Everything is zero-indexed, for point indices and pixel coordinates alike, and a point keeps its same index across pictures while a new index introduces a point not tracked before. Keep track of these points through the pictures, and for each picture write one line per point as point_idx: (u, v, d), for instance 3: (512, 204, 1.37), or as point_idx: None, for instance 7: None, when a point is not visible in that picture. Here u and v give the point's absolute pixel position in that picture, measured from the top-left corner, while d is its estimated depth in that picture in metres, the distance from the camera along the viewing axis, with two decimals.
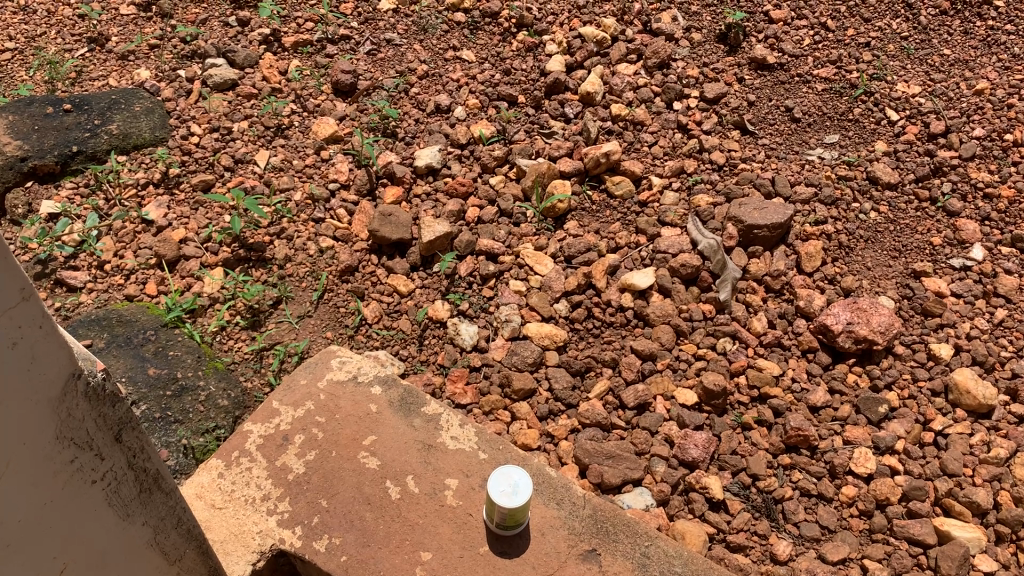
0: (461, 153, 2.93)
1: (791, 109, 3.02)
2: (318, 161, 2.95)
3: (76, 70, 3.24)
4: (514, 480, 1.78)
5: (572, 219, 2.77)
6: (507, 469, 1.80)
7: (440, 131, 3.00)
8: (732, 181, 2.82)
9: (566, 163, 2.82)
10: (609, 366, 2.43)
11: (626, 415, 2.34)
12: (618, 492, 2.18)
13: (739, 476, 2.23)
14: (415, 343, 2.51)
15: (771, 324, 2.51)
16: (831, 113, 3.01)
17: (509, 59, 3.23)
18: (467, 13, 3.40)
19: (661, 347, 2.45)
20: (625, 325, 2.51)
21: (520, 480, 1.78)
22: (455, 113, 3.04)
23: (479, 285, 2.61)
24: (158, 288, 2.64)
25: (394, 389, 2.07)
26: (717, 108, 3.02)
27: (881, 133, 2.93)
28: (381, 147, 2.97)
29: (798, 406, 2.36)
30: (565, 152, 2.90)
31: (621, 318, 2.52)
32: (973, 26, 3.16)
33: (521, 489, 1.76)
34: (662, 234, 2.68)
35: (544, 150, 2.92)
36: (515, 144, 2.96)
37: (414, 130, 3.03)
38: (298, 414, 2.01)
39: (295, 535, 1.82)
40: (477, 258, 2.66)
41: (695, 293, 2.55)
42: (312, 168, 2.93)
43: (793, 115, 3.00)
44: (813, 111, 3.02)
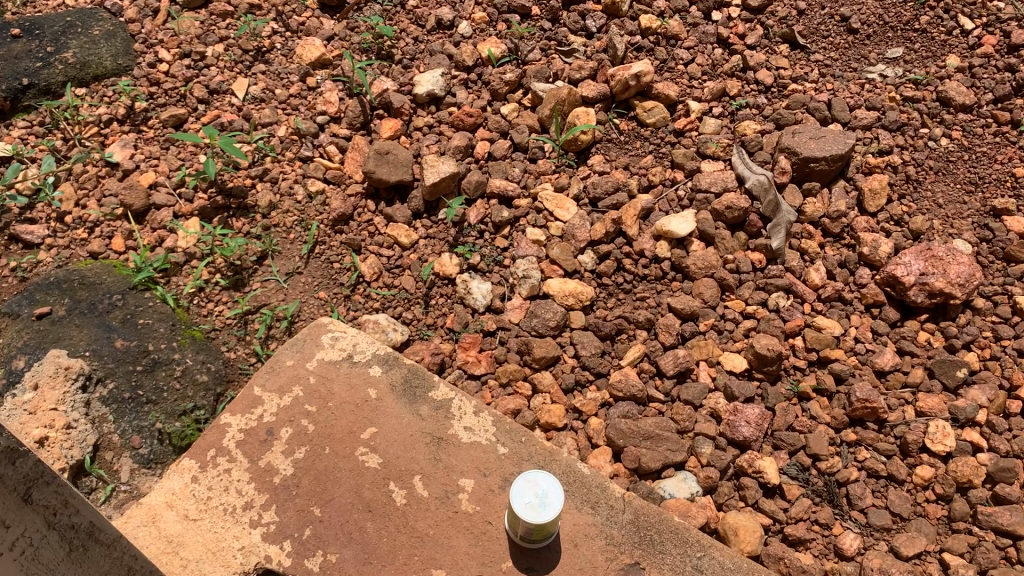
0: (468, 77, 2.56)
1: (848, 19, 2.60)
2: (304, 89, 2.58)
3: None
4: (542, 487, 1.49)
5: (596, 152, 2.41)
6: (532, 474, 1.51)
7: (442, 51, 2.62)
8: (781, 106, 2.45)
9: (589, 87, 2.43)
10: (643, 328, 2.11)
11: (665, 385, 2.03)
12: (659, 478, 1.90)
13: (798, 457, 1.94)
14: (420, 304, 2.20)
15: (830, 274, 2.19)
16: (893, 22, 2.59)
17: None
18: None
19: (704, 304, 2.12)
20: (661, 278, 2.19)
21: (547, 487, 1.49)
22: (460, 30, 2.65)
23: (491, 234, 2.28)
24: (126, 243, 2.32)
25: (396, 370, 1.76)
26: (762, 20, 2.62)
27: (953, 45, 2.53)
28: (376, 72, 2.59)
29: (862, 370, 2.05)
30: (588, 73, 2.52)
31: (656, 270, 2.18)
32: None
33: (550, 498, 1.47)
34: (701, 170, 2.33)
35: (563, 71, 2.53)
36: (530, 65, 2.57)
37: (413, 51, 2.64)
38: (284, 403, 1.70)
39: (283, 552, 1.54)
40: (488, 202, 2.31)
41: (742, 240, 2.20)
42: (298, 98, 2.56)
43: (849, 25, 2.59)
44: (873, 20, 2.60)
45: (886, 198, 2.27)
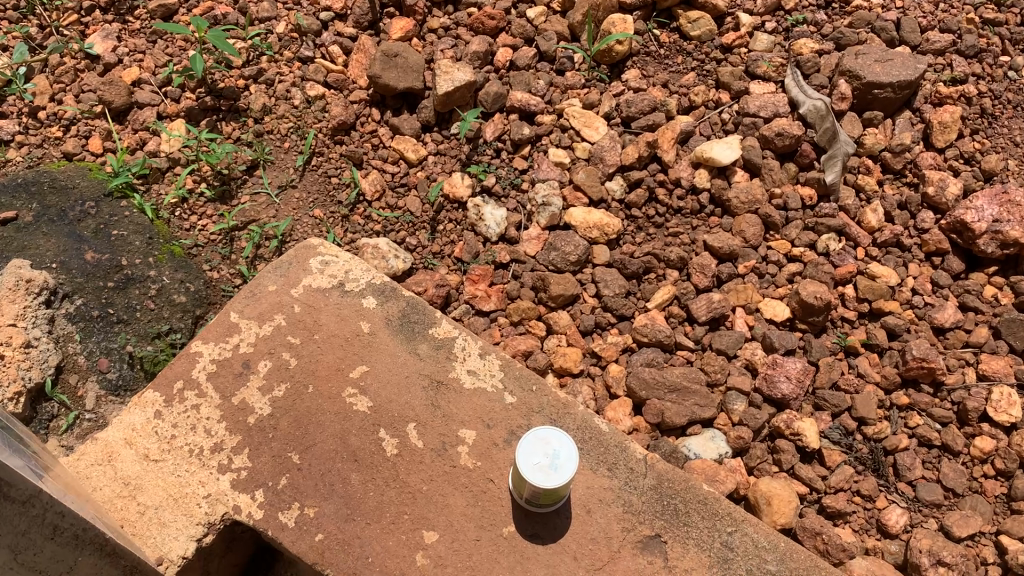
0: None
1: None
2: None
3: None
4: (553, 446, 1.28)
5: (631, 66, 2.13)
6: (544, 430, 1.30)
7: None
8: (843, 24, 2.16)
9: None
10: (675, 268, 1.88)
11: (695, 332, 1.81)
12: (684, 435, 1.70)
13: (841, 420, 1.72)
14: (426, 229, 1.96)
15: (888, 217, 1.95)
16: None
17: None
18: None
19: (745, 244, 1.90)
20: (698, 212, 1.94)
21: (560, 447, 1.28)
22: None
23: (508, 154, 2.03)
24: (104, 145, 2.08)
25: (393, 301, 1.52)
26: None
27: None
28: None
29: (919, 326, 1.82)
30: None
31: (693, 203, 1.94)
32: None
33: (562, 460, 1.27)
34: (750, 92, 2.06)
35: None
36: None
37: None
38: (263, 332, 1.48)
39: (254, 503, 1.35)
40: (507, 117, 2.06)
41: (792, 173, 1.97)
42: None
43: None
44: None
45: (959, 131, 1.99)
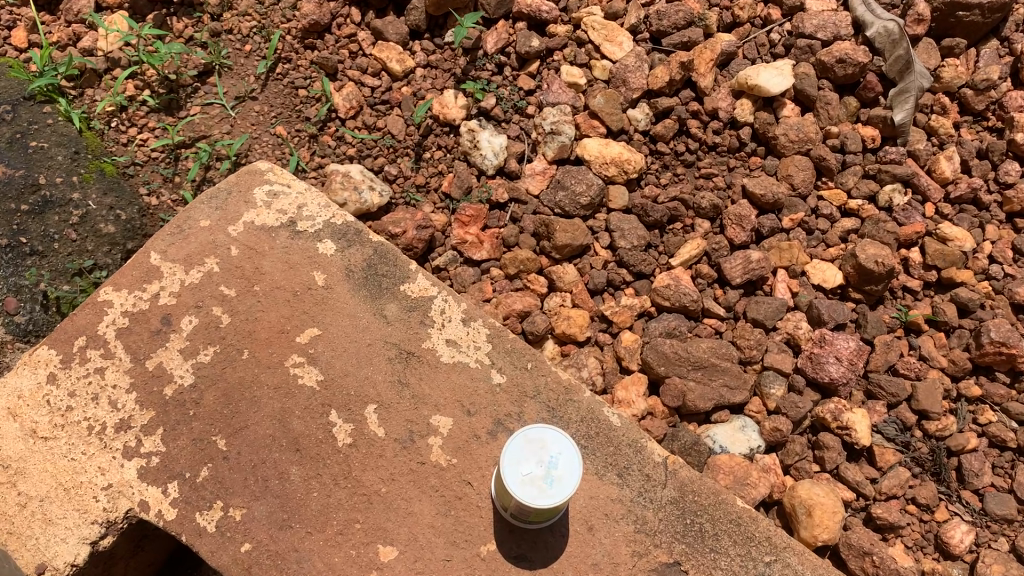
0: None
1: None
2: None
3: None
4: (551, 453, 0.98)
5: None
6: (540, 430, 1.00)
7: None
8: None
9: None
10: (706, 218, 1.56)
11: (727, 298, 1.51)
12: (708, 423, 1.41)
13: (898, 412, 1.43)
14: (409, 157, 1.63)
15: (965, 167, 1.61)
16: None
17: None
18: None
19: (791, 192, 1.57)
20: (736, 151, 1.62)
21: (559, 453, 0.98)
22: None
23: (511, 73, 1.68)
24: (29, 37, 1.72)
25: (356, 247, 1.21)
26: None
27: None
28: None
29: (997, 302, 1.51)
30: None
31: (732, 141, 1.61)
32: None
33: (562, 470, 0.97)
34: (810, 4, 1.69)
35: None
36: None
37: None
38: (190, 280, 1.18)
39: (166, 500, 1.06)
40: (512, 25, 1.70)
41: (852, 108, 1.64)
42: None
43: None
44: None
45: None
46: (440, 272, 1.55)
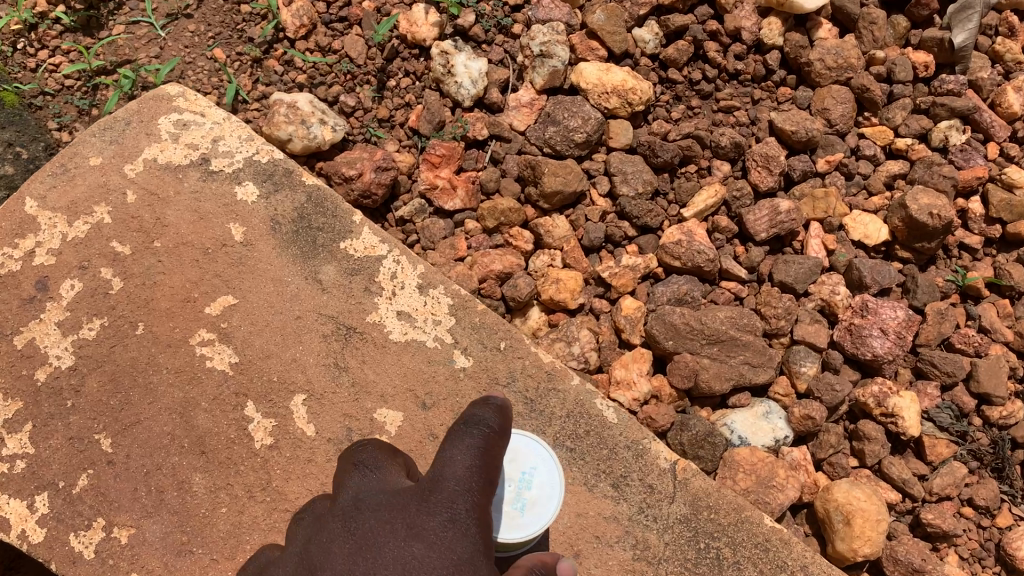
0: None
1: None
2: None
3: None
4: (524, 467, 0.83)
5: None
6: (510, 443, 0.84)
7: None
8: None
9: None
10: (726, 160, 1.30)
11: (748, 257, 1.26)
12: (724, 407, 1.17)
13: (954, 395, 1.18)
14: (371, 86, 1.35)
15: None
16: None
17: None
18: None
19: (828, 130, 1.31)
20: (762, 79, 1.35)
21: (534, 466, 0.83)
22: None
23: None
24: None
25: (286, 192, 0.95)
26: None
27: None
28: None
29: None
30: None
31: (757, 68, 1.34)
32: None
33: (535, 492, 0.82)
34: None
35: None
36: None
37: None
38: (71, 234, 0.93)
39: (35, 515, 0.84)
40: None
41: (902, 28, 1.35)
42: None
43: None
44: None
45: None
46: (405, 224, 1.29)
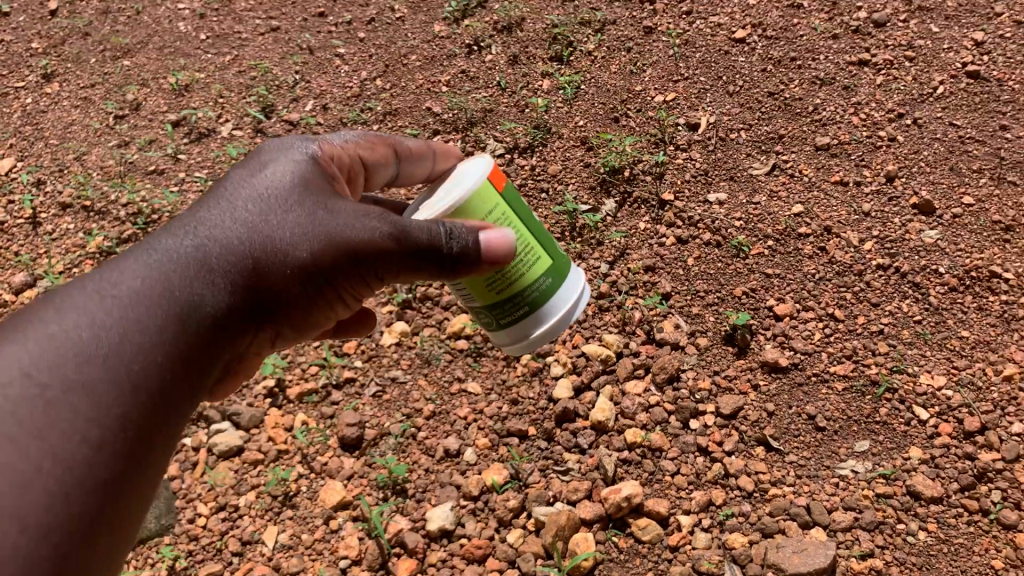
0: None
1: None
2: None
3: (129, 74, 2.47)
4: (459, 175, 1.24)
5: (668, 209, 1.88)
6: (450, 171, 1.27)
7: None
8: (940, 148, 1.84)
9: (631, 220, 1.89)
10: (687, 337, 1.69)
11: (709, 397, 1.61)
12: (706, 533, 1.47)
13: (901, 528, 1.42)
14: (410, 398, 1.74)
15: (961, 323, 1.61)
16: None
17: (625, 67, 2.13)
18: (551, 22, 2.23)
19: (762, 291, 1.72)
20: (713, 273, 1.77)
21: (458, 173, 1.24)
22: (551, 71, 2.17)
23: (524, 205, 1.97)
24: None
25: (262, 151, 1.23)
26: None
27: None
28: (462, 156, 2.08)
29: (1003, 403, 1.50)
30: (615, 209, 1.91)
31: (694, 347, 1.68)
32: None
33: (453, 185, 1.22)
34: (821, 193, 1.83)
35: (582, 196, 1.94)
36: (598, 61, 2.16)
37: (480, 133, 2.10)
38: None
39: None
40: None
41: (809, 252, 1.74)
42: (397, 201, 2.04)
43: (975, 39, 1.98)
44: None
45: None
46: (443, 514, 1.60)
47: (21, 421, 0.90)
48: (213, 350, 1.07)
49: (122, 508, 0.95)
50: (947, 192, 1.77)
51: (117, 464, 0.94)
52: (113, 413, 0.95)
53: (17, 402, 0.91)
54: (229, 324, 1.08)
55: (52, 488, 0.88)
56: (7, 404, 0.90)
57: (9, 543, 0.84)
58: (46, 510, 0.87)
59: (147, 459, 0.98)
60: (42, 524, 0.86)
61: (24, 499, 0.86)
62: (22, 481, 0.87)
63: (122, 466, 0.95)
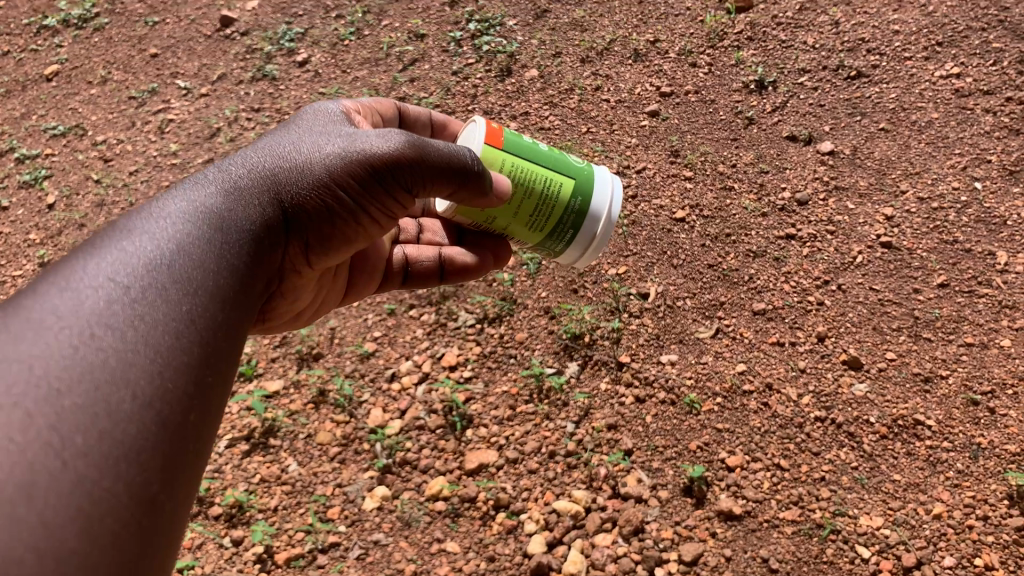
0: (446, 383, 2.16)
1: (926, 199, 2.27)
2: (373, 329, 2.33)
3: None
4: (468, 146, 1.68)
5: (626, 370, 2.09)
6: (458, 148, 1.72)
7: (435, 370, 2.20)
8: (862, 311, 2.10)
9: (592, 381, 2.10)
10: (650, 488, 1.89)
11: (672, 545, 1.79)
12: None
13: None
14: (395, 554, 1.87)
15: (889, 467, 1.84)
16: (954, 162, 2.33)
17: None
18: None
19: (714, 444, 1.93)
20: (669, 429, 1.98)
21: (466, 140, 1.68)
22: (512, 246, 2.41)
23: (495, 369, 2.18)
24: None
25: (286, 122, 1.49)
26: (831, 163, 2.40)
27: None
28: (436, 326, 2.29)
29: (927, 540, 1.73)
30: (577, 372, 2.12)
31: (658, 498, 1.87)
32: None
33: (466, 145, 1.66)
34: (761, 353, 2.07)
35: (547, 361, 2.15)
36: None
37: (452, 305, 2.32)
38: None
39: None
40: (468, 387, 2.15)
41: (753, 408, 1.98)
42: (377, 371, 2.23)
43: (884, 213, 2.26)
44: (945, 195, 2.27)
45: (1006, 490, 1.76)
46: None
47: (109, 306, 1.03)
48: (270, 247, 1.28)
49: (211, 395, 1.06)
50: (871, 349, 2.02)
51: (205, 339, 1.07)
52: (196, 286, 1.10)
53: (100, 303, 1.03)
54: (275, 229, 1.30)
55: (148, 367, 0.99)
56: (95, 301, 1.03)
57: (118, 413, 0.94)
58: (150, 381, 0.98)
59: (234, 327, 1.13)
60: (144, 394, 0.97)
61: (128, 376, 0.97)
62: (125, 361, 0.98)
63: (212, 343, 1.08)
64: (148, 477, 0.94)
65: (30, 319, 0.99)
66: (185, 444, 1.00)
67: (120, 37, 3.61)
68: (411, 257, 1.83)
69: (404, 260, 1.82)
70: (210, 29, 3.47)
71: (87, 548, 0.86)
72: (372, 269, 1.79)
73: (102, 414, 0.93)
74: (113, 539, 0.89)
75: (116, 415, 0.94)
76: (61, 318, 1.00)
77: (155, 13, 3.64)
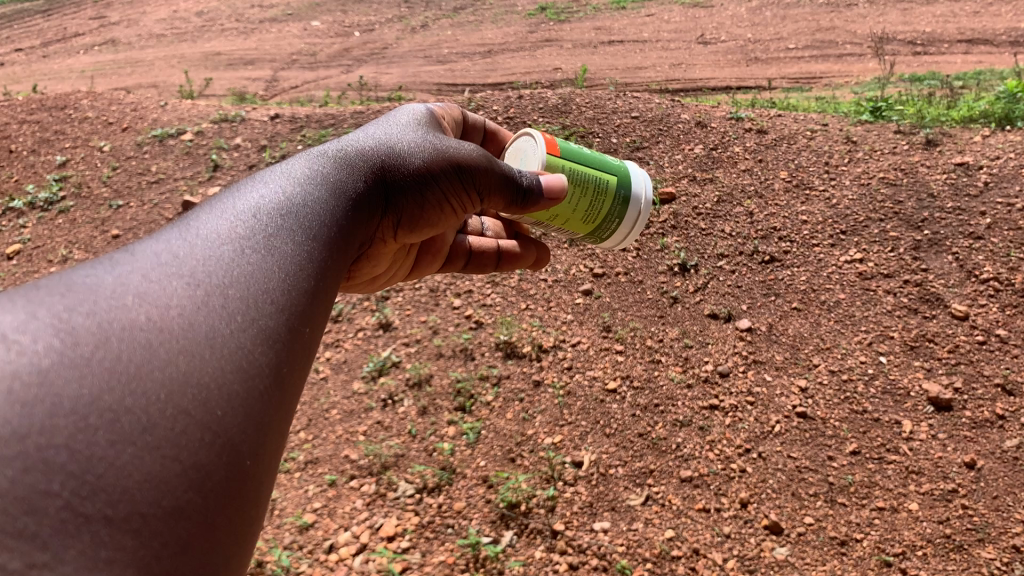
0: (383, 550, 2.18)
1: (837, 372, 2.45)
2: (314, 501, 2.38)
3: None
4: (525, 162, 1.93)
5: (560, 537, 2.15)
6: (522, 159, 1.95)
7: (373, 536, 2.23)
8: (781, 477, 2.22)
9: (526, 548, 2.15)
10: None
11: None
12: None
13: None
14: None
15: None
16: (860, 336, 2.53)
17: (518, 412, 2.50)
18: (453, 376, 2.64)
19: None
20: None
21: (525, 158, 1.93)
22: (453, 417, 2.53)
23: (431, 539, 2.21)
24: None
25: (387, 119, 1.64)
26: (749, 338, 2.59)
27: (930, 327, 2.51)
28: (376, 495, 2.35)
29: None
30: (512, 538, 2.17)
31: None
32: (950, 267, 2.65)
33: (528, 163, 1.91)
34: (687, 518, 2.16)
35: (483, 527, 2.20)
36: (495, 409, 2.52)
37: (391, 475, 2.38)
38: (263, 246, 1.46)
39: None
40: (406, 553, 2.17)
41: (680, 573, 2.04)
42: (314, 540, 2.25)
43: (800, 385, 2.43)
44: (853, 367, 2.45)
45: None
46: None
47: (255, 234, 1.10)
48: (368, 211, 1.38)
49: (318, 318, 1.09)
50: (791, 513, 2.14)
51: (322, 274, 1.13)
52: (316, 231, 1.18)
53: (248, 232, 1.10)
54: (374, 197, 1.41)
55: (283, 282, 1.05)
56: (244, 229, 1.10)
57: (263, 309, 0.99)
58: (286, 292, 1.04)
59: (339, 272, 1.20)
60: (281, 302, 1.02)
61: (272, 284, 1.03)
62: (266, 276, 1.04)
63: (326, 281, 1.14)
64: (280, 357, 0.97)
65: (194, 233, 1.07)
66: (306, 354, 1.03)
67: (84, 219, 3.77)
68: (473, 243, 2.08)
69: (468, 248, 2.06)
70: (171, 212, 3.67)
71: (248, 397, 0.90)
72: (443, 252, 2.01)
73: (252, 305, 0.99)
74: (262, 398, 0.92)
75: (263, 308, 0.99)
76: (220, 237, 1.07)
77: (120, 197, 3.84)
